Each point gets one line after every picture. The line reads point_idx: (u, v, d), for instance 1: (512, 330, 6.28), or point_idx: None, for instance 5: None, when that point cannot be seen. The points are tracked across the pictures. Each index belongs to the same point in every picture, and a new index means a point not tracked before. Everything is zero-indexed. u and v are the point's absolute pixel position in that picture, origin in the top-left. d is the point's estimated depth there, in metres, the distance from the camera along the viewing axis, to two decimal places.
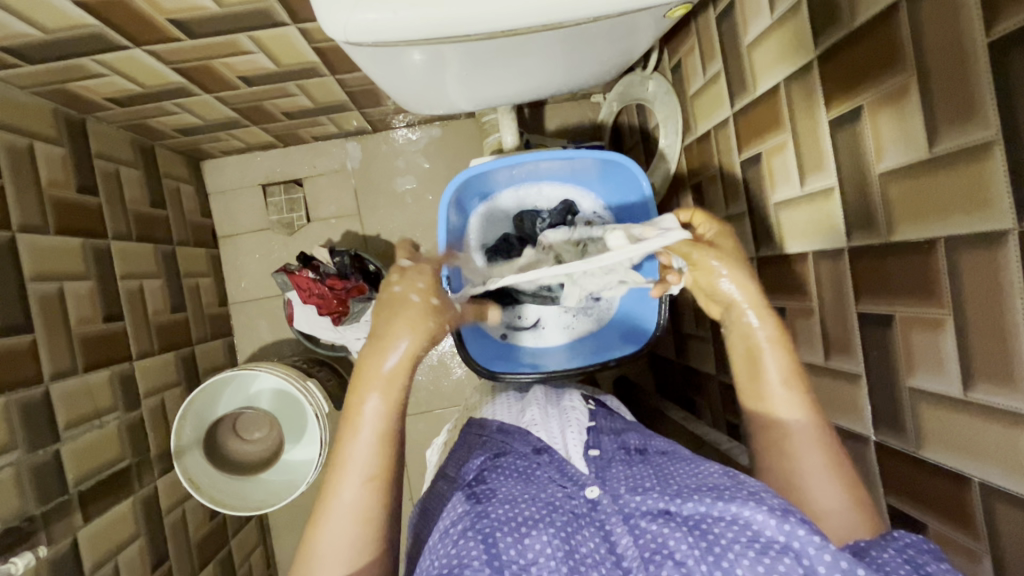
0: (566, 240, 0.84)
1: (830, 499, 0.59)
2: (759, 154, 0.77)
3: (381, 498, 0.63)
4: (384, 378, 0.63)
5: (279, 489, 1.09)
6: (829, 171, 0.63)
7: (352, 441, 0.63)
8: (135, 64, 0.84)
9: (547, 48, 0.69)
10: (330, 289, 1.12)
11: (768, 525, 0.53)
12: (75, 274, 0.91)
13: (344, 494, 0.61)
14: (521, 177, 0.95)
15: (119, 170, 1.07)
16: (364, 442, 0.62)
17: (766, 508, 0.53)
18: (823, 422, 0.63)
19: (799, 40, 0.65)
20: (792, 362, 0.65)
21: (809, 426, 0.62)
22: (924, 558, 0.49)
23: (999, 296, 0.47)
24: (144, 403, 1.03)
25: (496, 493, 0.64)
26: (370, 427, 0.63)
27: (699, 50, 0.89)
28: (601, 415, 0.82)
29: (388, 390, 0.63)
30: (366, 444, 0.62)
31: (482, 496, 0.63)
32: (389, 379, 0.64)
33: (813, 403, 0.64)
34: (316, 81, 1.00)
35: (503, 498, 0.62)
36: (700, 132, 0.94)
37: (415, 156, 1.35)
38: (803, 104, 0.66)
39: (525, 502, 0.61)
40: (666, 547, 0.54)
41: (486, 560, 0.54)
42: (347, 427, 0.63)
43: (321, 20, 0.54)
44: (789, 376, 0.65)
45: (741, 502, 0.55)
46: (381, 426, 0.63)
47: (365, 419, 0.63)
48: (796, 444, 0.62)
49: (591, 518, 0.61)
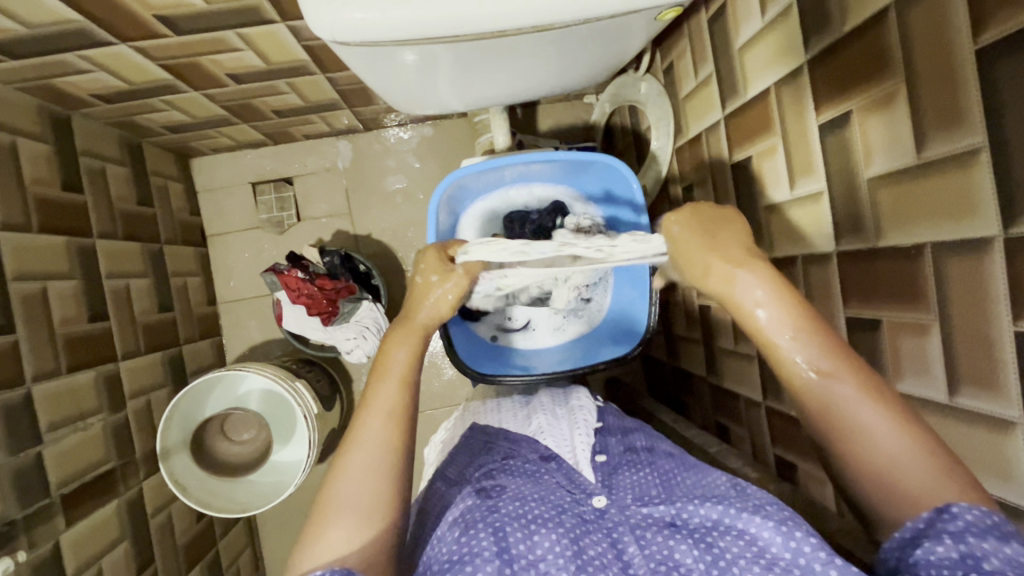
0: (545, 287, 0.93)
1: (915, 479, 0.49)
2: (750, 157, 0.77)
3: (401, 440, 0.62)
4: (415, 330, 0.68)
5: (267, 491, 1.09)
6: (818, 176, 0.64)
7: (381, 384, 0.64)
8: (121, 60, 0.83)
9: (539, 49, 0.68)
10: (319, 289, 1.10)
11: (775, 542, 0.53)
12: (59, 274, 0.89)
13: (368, 429, 0.61)
14: (492, 181, 0.93)
15: (106, 167, 1.05)
16: (390, 384, 0.63)
17: (773, 525, 0.53)
18: (863, 368, 0.53)
19: (791, 45, 0.65)
20: (798, 314, 0.56)
21: (829, 381, 0.54)
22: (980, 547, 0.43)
23: (985, 303, 0.47)
24: (130, 404, 1.01)
25: (506, 490, 0.63)
26: (396, 371, 0.64)
27: (691, 52, 0.89)
28: (611, 414, 0.80)
29: (415, 338, 0.67)
30: (392, 386, 0.64)
31: (492, 491, 0.64)
32: (414, 329, 0.68)
33: (828, 347, 0.54)
34: (306, 79, 0.99)
35: (512, 495, 0.62)
36: (691, 135, 0.94)
37: (406, 155, 1.35)
38: (793, 108, 0.66)
39: (535, 501, 0.61)
40: (675, 560, 0.56)
41: (496, 552, 0.56)
42: (375, 375, 0.65)
43: (308, 19, 0.53)
44: (798, 325, 0.56)
45: (748, 518, 0.55)
46: (406, 372, 0.65)
47: (393, 367, 0.65)
48: (839, 405, 0.53)
49: (599, 525, 0.60)
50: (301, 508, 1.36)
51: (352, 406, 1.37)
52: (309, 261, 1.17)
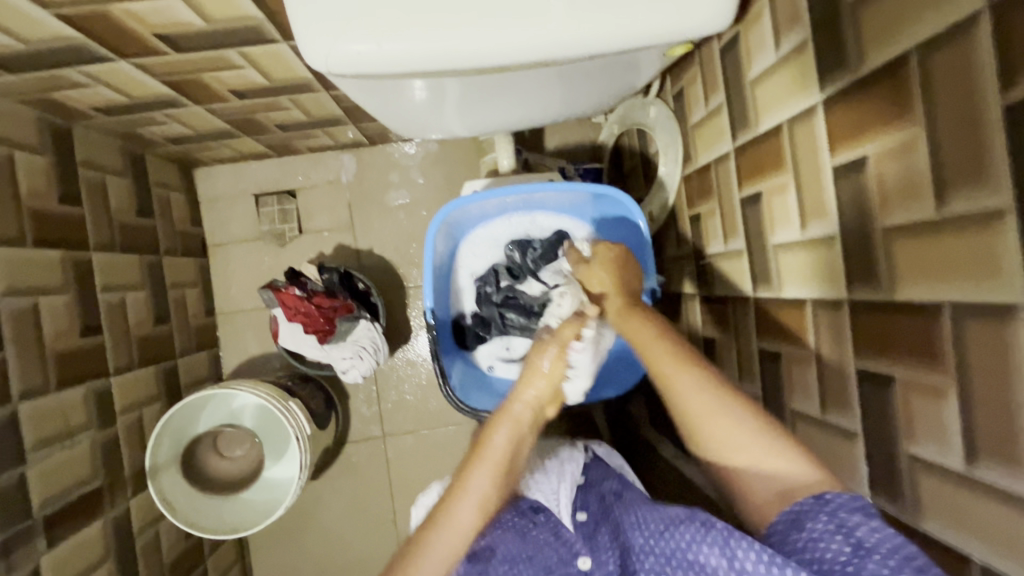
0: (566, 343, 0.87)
1: (762, 458, 0.59)
2: (759, 193, 0.75)
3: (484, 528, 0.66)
4: (516, 421, 0.69)
5: (257, 510, 1.08)
6: (831, 220, 0.61)
7: (475, 470, 0.66)
8: (119, 75, 0.81)
9: (543, 82, 0.67)
10: (316, 307, 1.09)
11: (720, 565, 0.54)
12: (52, 288, 0.88)
13: (459, 513, 0.64)
14: (494, 210, 0.91)
15: (106, 178, 1.04)
16: (484, 472, 0.65)
17: (715, 547, 0.55)
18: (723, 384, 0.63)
19: (806, 82, 0.63)
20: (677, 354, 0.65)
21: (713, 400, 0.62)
22: (854, 521, 0.51)
23: (1006, 372, 0.44)
24: (120, 420, 0.99)
25: (497, 548, 0.69)
26: (494, 460, 0.66)
27: (702, 80, 0.87)
28: (595, 465, 0.84)
29: (516, 427, 0.68)
30: (489, 468, 0.66)
31: (483, 552, 0.68)
32: (518, 420, 0.69)
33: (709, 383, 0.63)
34: (309, 96, 0.98)
35: (504, 557, 0.68)
36: (699, 163, 0.92)
37: (411, 170, 1.33)
38: (806, 147, 0.64)
39: (525, 563, 0.68)
40: None
41: None
42: (474, 457, 0.67)
43: (303, 51, 0.52)
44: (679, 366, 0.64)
45: (697, 548, 0.57)
46: (503, 460, 0.67)
47: (489, 455, 0.66)
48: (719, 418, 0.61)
49: None
50: (293, 524, 1.34)
51: (348, 422, 1.36)
52: (307, 278, 1.15)
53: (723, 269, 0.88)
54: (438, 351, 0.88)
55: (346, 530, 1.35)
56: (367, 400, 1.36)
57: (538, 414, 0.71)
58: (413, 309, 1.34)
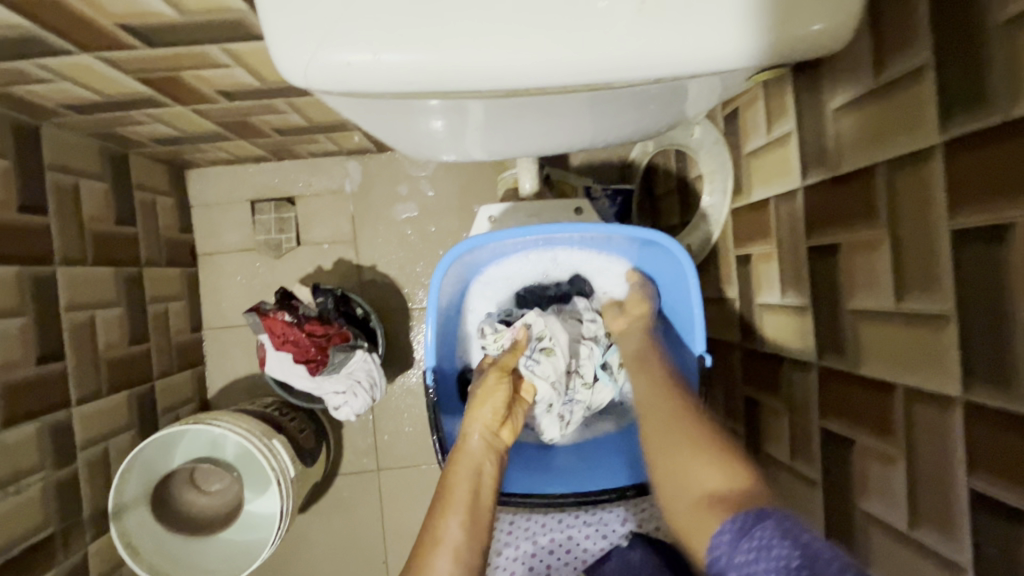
0: (548, 360, 0.80)
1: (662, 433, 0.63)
2: (835, 245, 0.61)
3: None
4: (476, 456, 0.67)
5: (230, 557, 0.97)
6: (942, 296, 0.48)
7: (446, 519, 0.61)
8: (86, 72, 0.70)
9: (580, 107, 0.56)
10: (307, 335, 0.97)
11: None
12: (4, 310, 0.77)
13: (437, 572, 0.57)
14: (506, 252, 0.83)
15: (79, 182, 0.93)
16: (456, 516, 0.62)
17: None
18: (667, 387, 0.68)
19: (916, 118, 0.49)
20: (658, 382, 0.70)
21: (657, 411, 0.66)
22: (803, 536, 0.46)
23: None
24: (82, 456, 0.89)
25: None
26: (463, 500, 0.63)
27: (764, 102, 0.74)
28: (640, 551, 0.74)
29: (474, 461, 0.67)
30: (459, 510, 0.62)
31: None
32: (478, 455, 0.67)
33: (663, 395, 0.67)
34: (309, 100, 0.86)
35: None
36: (753, 199, 0.79)
37: (421, 181, 1.21)
38: (910, 201, 0.51)
39: None
40: None
41: None
42: (438, 504, 0.63)
43: (279, 63, 0.41)
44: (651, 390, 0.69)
45: None
46: (471, 501, 0.63)
47: (457, 501, 0.63)
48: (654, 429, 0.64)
49: None
50: (276, 562, 1.23)
51: (340, 453, 1.25)
52: (300, 301, 1.04)
53: (776, 325, 0.75)
54: (439, 417, 0.79)
55: (333, 571, 1.24)
56: (362, 431, 1.25)
57: (492, 441, 0.69)
58: (416, 334, 1.22)
